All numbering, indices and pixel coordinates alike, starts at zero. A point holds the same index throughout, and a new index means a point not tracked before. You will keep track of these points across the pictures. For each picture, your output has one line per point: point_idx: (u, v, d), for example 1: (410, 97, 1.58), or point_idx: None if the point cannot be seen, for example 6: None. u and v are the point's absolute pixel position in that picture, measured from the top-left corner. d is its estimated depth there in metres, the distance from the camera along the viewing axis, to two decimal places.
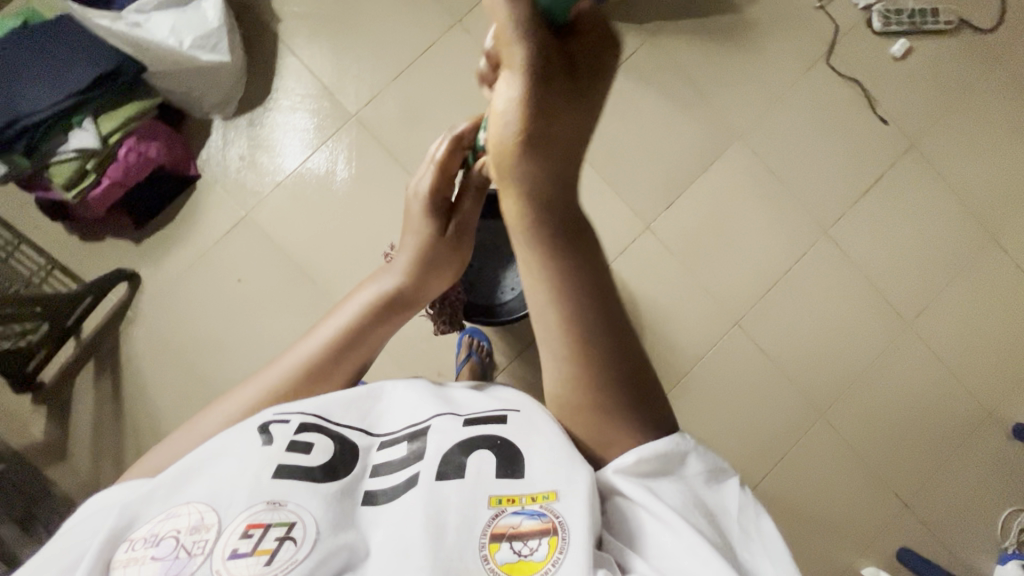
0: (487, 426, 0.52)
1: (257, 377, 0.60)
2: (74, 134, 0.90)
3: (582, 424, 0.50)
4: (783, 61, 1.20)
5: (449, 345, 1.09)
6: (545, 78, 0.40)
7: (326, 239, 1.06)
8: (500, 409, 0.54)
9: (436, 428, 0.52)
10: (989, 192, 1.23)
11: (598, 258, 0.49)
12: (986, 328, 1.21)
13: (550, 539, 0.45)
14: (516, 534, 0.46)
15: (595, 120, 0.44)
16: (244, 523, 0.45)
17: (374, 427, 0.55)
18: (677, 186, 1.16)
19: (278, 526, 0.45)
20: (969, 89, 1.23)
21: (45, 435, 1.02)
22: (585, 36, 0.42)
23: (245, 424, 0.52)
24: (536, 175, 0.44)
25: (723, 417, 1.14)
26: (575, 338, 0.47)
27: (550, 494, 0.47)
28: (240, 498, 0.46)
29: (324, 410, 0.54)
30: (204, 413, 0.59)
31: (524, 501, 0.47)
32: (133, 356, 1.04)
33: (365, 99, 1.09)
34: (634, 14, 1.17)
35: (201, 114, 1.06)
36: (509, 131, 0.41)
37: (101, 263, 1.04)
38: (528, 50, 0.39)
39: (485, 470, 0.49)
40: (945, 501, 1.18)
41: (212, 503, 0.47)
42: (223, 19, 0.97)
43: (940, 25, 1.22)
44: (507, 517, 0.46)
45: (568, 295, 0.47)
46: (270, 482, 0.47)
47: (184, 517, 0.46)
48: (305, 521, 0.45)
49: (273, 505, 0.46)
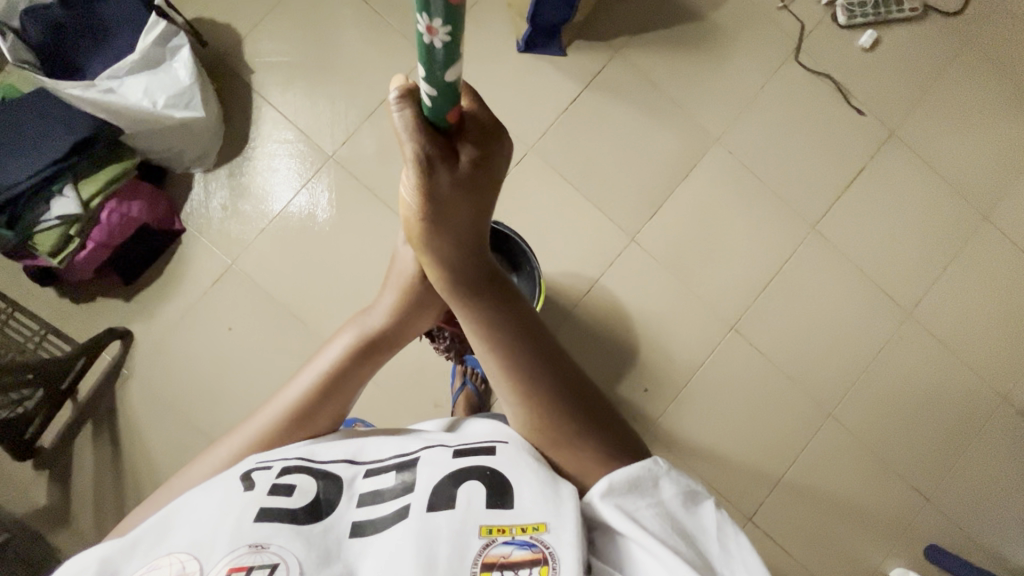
0: (476, 457, 0.50)
1: (244, 425, 0.59)
2: (56, 201, 0.93)
3: (569, 457, 0.51)
4: (751, 64, 1.20)
5: (444, 375, 1.09)
6: (432, 169, 0.44)
7: (312, 280, 1.07)
8: (487, 440, 0.53)
9: (426, 459, 0.50)
10: (974, 173, 1.22)
11: (518, 302, 0.54)
12: (989, 310, 1.19)
13: (541, 569, 0.42)
14: (507, 564, 0.43)
15: (491, 198, 0.49)
16: (226, 568, 0.42)
17: (359, 455, 0.53)
18: (658, 195, 1.16)
19: (261, 568, 0.42)
20: (941, 73, 1.23)
21: (47, 500, 1.01)
22: (471, 133, 0.46)
23: (228, 473, 0.51)
24: (442, 245, 0.49)
25: (728, 424, 1.11)
26: (520, 379, 0.52)
27: (540, 525, 0.45)
28: (222, 542, 0.44)
29: (308, 453, 0.53)
30: (187, 468, 0.57)
31: (514, 530, 0.44)
32: (130, 413, 1.05)
33: (341, 140, 1.11)
34: (598, 31, 1.19)
35: (182, 168, 1.08)
36: (411, 211, 0.47)
37: (95, 324, 1.06)
38: (416, 148, 0.43)
39: (475, 500, 0.46)
40: (967, 493, 1.14)
41: (194, 550, 0.44)
42: (195, 76, 0.99)
43: (905, 13, 1.22)
44: (498, 547, 0.44)
45: (499, 339, 0.52)
46: (254, 525, 0.44)
47: (166, 567, 0.43)
48: (290, 562, 0.43)
49: (256, 548, 0.43)
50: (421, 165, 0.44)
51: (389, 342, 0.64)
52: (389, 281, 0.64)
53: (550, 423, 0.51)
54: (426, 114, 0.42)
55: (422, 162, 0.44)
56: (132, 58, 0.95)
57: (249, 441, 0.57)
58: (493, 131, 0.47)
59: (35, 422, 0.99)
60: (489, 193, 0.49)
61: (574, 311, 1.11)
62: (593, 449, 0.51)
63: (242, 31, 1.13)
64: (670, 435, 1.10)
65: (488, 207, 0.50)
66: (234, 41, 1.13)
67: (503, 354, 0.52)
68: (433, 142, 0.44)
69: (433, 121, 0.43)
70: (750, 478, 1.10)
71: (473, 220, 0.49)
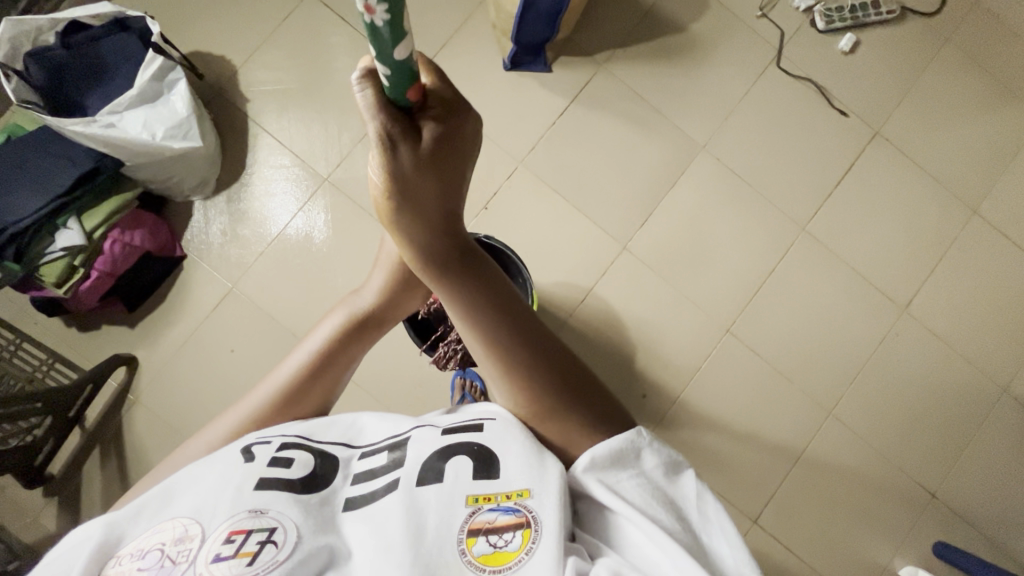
0: (464, 434, 0.51)
1: (242, 403, 0.61)
2: (61, 234, 0.95)
3: (553, 428, 0.53)
4: (734, 71, 1.23)
5: (444, 389, 1.10)
6: (395, 148, 0.43)
7: (311, 298, 1.09)
8: (476, 418, 0.53)
9: (417, 437, 0.52)
10: (961, 168, 1.23)
11: (500, 281, 0.53)
12: (983, 303, 1.19)
13: (524, 531, 0.44)
14: (492, 528, 0.44)
15: (462, 175, 0.47)
16: (226, 530, 0.44)
17: (354, 440, 0.55)
18: (648, 202, 1.18)
19: (260, 531, 0.43)
20: (922, 72, 1.25)
21: (55, 528, 1.03)
22: (437, 109, 0.45)
23: (228, 447, 0.52)
24: (414, 228, 0.47)
25: (728, 429, 1.12)
26: (501, 356, 0.52)
27: (524, 492, 0.46)
28: (223, 507, 0.45)
29: (306, 432, 0.54)
30: (185, 445, 0.59)
31: (499, 498, 0.46)
32: (136, 437, 1.06)
33: (335, 162, 1.14)
34: (582, 46, 1.22)
35: (182, 198, 1.11)
36: (378, 194, 0.45)
37: (102, 351, 1.09)
38: (380, 126, 0.42)
39: (462, 473, 0.48)
40: (973, 487, 1.13)
41: (195, 514, 0.45)
42: (191, 107, 1.02)
43: (883, 15, 1.24)
44: (484, 513, 0.45)
45: (479, 317, 0.51)
46: (254, 493, 0.46)
47: (169, 531, 0.45)
48: (287, 525, 0.44)
49: (255, 513, 0.45)
50: (383, 144, 0.42)
51: (378, 321, 0.67)
52: (380, 261, 0.66)
53: (532, 396, 0.52)
54: (388, 92, 0.41)
55: (385, 141, 0.42)
56: (131, 93, 0.98)
57: (247, 416, 0.59)
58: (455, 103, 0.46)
59: (43, 449, 1.01)
60: (458, 170, 0.47)
61: (570, 320, 1.13)
62: (582, 426, 0.52)
63: (237, 63, 1.17)
64: (671, 442, 1.10)
65: (460, 185, 0.48)
66: (230, 72, 1.17)
67: (483, 332, 0.52)
68: (395, 120, 0.42)
69: (395, 100, 0.42)
70: (753, 483, 1.10)
71: (444, 201, 0.47)
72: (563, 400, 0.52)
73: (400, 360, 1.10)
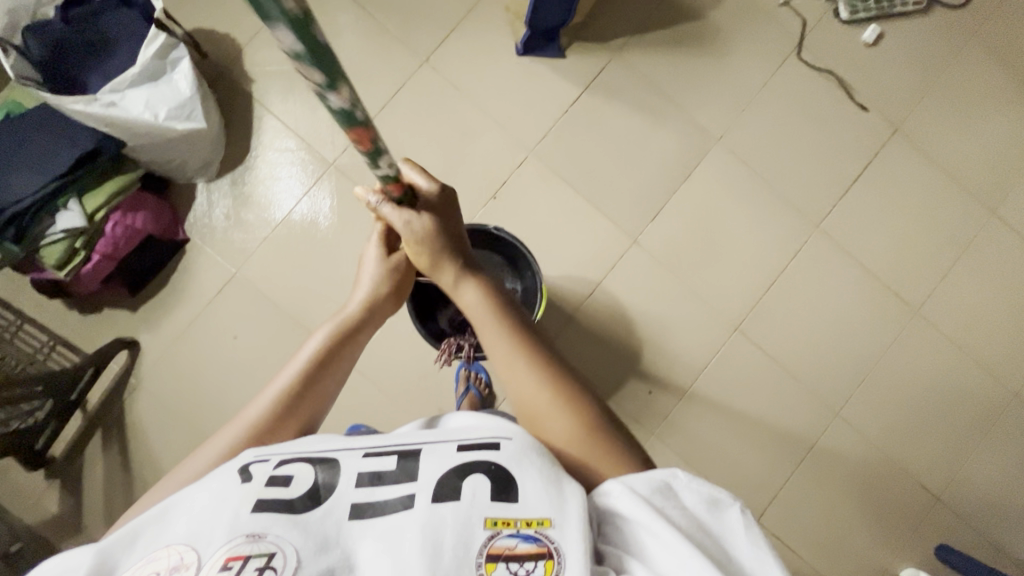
0: (480, 452, 0.49)
1: (238, 416, 0.57)
2: (61, 215, 0.94)
3: (562, 428, 0.55)
4: (753, 61, 1.19)
5: (448, 381, 1.09)
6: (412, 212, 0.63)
7: (315, 287, 1.07)
8: (492, 434, 0.51)
9: (429, 450, 0.50)
10: (982, 167, 1.20)
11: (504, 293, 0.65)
12: (997, 307, 1.17)
13: (545, 562, 0.43)
14: (512, 555, 0.43)
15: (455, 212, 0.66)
16: (223, 556, 0.42)
17: (357, 441, 0.52)
18: (660, 196, 1.16)
19: (258, 557, 0.42)
20: (946, 66, 1.21)
21: (58, 509, 1.03)
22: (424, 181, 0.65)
23: (223, 467, 0.49)
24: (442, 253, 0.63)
25: (733, 427, 1.11)
26: (515, 356, 0.60)
27: (545, 520, 0.45)
28: (220, 532, 0.43)
29: (306, 445, 0.51)
30: (164, 482, 0.53)
31: (518, 524, 0.45)
32: (138, 422, 1.06)
33: (341, 147, 1.11)
34: (596, 32, 1.18)
35: (185, 179, 1.09)
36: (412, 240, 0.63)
37: (103, 335, 1.08)
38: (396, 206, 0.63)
39: (479, 493, 0.46)
40: (978, 492, 1.12)
41: (192, 540, 0.43)
42: (195, 88, 1.00)
43: (908, 7, 1.20)
44: (503, 538, 0.44)
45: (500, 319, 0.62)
46: (251, 516, 0.44)
47: (163, 559, 0.43)
48: (286, 551, 0.42)
49: (253, 538, 0.43)
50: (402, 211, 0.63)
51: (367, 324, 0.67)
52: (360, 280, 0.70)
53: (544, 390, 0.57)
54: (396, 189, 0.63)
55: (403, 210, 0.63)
56: (132, 71, 0.95)
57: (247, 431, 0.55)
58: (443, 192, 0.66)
59: (45, 432, 1.00)
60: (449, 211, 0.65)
61: (577, 314, 1.11)
62: (585, 426, 0.55)
63: (241, 41, 1.14)
64: (675, 438, 1.10)
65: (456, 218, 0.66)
66: (234, 51, 1.14)
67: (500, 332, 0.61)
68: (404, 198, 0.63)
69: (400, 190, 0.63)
70: (756, 482, 1.10)
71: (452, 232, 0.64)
72: (567, 405, 0.56)
73: (404, 351, 1.09)
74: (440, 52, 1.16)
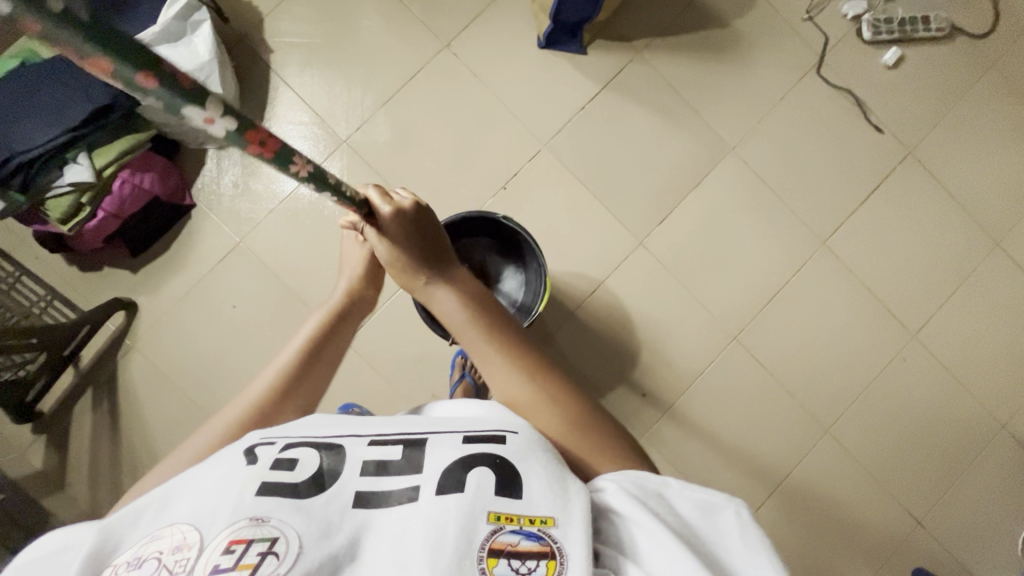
0: (485, 446, 0.49)
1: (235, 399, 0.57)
2: (69, 168, 0.93)
3: (557, 411, 0.55)
4: (772, 73, 1.19)
5: (443, 367, 1.08)
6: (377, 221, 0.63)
7: (318, 262, 1.07)
8: (498, 428, 0.51)
9: (434, 441, 0.49)
10: (990, 199, 1.21)
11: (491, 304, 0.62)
12: (994, 338, 1.18)
13: (549, 562, 0.42)
14: (515, 552, 0.43)
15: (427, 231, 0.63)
16: (226, 539, 0.40)
17: (362, 429, 0.51)
18: (669, 201, 1.16)
19: (261, 541, 0.40)
20: (963, 94, 1.22)
21: (44, 463, 1.03)
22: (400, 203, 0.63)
23: (228, 450, 0.48)
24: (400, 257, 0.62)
25: (723, 434, 1.11)
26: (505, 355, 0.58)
27: (548, 519, 0.44)
28: (223, 513, 0.41)
29: (313, 430, 0.51)
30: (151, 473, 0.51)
31: (522, 521, 0.44)
32: (130, 383, 1.05)
33: (355, 125, 1.13)
34: (619, 31, 1.18)
35: (195, 144, 1.07)
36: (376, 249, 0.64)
37: (101, 294, 1.07)
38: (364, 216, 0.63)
39: (484, 486, 0.45)
40: (959, 520, 1.13)
41: (195, 520, 0.41)
42: (214, 53, 0.99)
43: (931, 32, 1.20)
44: (506, 534, 0.43)
45: (490, 323, 0.59)
46: (255, 498, 0.42)
47: (166, 538, 0.41)
48: (290, 535, 0.41)
49: (256, 521, 0.41)
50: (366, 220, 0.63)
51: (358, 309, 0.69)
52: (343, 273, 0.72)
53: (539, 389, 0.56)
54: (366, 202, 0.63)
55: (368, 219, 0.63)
56: (154, 31, 0.96)
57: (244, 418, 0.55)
58: (417, 205, 0.64)
59: (36, 386, 1.00)
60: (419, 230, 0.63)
61: (578, 311, 1.12)
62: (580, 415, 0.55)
63: (263, 11, 1.14)
64: (664, 441, 1.10)
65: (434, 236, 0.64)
66: (255, 20, 1.14)
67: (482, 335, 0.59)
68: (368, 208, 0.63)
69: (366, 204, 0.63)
70: (741, 491, 1.10)
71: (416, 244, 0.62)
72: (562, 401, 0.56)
73: (402, 334, 1.09)
74: (461, 37, 1.15)
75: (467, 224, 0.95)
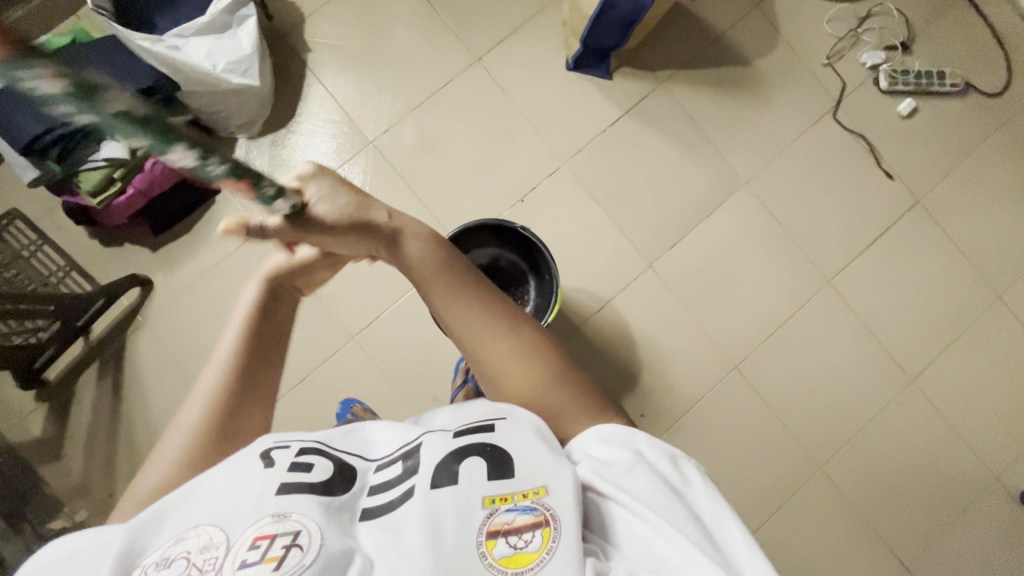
0: (475, 435, 0.50)
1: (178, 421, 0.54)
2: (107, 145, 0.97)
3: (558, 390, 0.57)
4: (790, 112, 1.23)
5: (446, 370, 1.10)
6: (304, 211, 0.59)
7: None
8: (487, 417, 0.52)
9: (426, 443, 0.50)
10: (994, 252, 1.23)
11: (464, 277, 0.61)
12: (990, 389, 1.19)
13: (543, 530, 0.43)
14: (511, 530, 0.44)
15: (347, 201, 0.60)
16: (250, 535, 0.41)
17: (369, 452, 0.53)
18: (680, 227, 1.18)
19: (284, 535, 0.41)
20: (972, 149, 1.25)
21: (44, 432, 1.04)
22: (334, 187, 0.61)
23: (240, 453, 0.48)
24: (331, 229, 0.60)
25: (716, 462, 1.12)
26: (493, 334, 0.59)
27: (540, 490, 0.46)
28: (246, 514, 0.42)
29: (325, 439, 0.52)
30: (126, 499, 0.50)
31: (516, 497, 0.45)
32: (137, 359, 1.07)
33: (383, 127, 1.16)
34: (645, 61, 1.22)
35: (226, 132, 1.11)
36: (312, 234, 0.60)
37: (119, 270, 1.09)
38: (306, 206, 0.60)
39: (476, 475, 0.47)
40: (948, 569, 1.13)
41: (220, 521, 0.42)
42: (256, 46, 1.04)
43: (946, 87, 1.24)
44: (502, 514, 0.44)
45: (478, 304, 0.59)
46: (276, 496, 0.44)
47: (193, 539, 0.42)
48: (311, 528, 0.42)
49: (278, 517, 0.42)
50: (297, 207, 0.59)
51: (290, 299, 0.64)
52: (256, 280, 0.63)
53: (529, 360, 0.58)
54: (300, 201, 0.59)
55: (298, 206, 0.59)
56: (201, 20, 0.99)
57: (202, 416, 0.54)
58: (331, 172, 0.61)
59: (45, 354, 1.01)
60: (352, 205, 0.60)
61: (584, 326, 1.13)
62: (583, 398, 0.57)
63: (304, 11, 1.18)
64: None
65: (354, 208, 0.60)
66: (297, 19, 1.18)
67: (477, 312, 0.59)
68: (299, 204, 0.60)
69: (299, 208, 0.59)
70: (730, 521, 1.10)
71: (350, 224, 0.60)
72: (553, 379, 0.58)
73: (409, 333, 1.10)
74: (493, 53, 1.19)
75: (482, 228, 0.98)
